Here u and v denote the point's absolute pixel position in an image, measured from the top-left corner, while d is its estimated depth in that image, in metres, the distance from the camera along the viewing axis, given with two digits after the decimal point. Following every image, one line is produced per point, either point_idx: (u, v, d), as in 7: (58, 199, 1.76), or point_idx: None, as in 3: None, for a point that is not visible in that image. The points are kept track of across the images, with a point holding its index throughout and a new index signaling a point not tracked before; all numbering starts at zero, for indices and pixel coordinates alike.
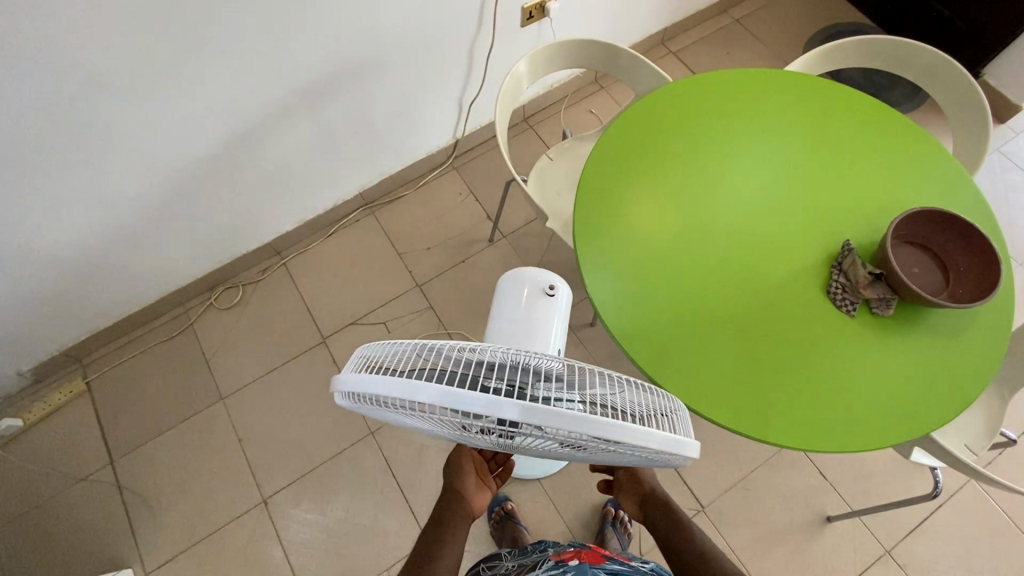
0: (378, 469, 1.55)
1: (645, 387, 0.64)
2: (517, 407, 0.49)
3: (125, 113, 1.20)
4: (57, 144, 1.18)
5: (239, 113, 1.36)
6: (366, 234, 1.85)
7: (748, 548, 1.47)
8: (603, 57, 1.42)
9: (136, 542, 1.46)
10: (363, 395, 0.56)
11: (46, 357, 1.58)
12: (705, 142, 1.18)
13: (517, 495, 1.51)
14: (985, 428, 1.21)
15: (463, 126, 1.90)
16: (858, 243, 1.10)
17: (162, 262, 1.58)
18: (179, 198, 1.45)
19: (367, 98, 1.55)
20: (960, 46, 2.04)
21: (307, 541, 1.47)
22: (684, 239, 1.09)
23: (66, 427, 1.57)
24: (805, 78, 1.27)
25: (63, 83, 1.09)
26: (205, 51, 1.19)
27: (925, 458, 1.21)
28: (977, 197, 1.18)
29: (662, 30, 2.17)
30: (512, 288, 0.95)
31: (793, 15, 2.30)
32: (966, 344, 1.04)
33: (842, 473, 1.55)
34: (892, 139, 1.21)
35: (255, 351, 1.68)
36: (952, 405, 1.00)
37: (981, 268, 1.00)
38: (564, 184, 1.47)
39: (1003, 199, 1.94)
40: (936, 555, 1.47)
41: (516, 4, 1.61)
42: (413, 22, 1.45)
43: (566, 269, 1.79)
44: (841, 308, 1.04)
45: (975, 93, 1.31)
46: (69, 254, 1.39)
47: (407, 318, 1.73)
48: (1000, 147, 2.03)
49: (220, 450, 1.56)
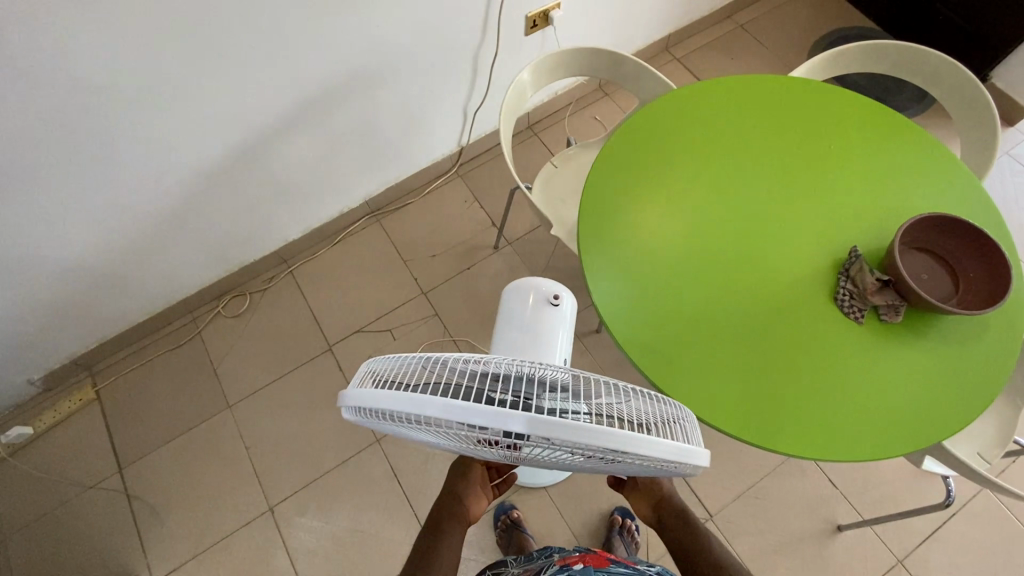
0: (384, 477, 1.55)
1: (651, 397, 0.64)
2: (525, 420, 0.49)
3: (134, 122, 1.22)
4: (67, 153, 1.19)
5: (248, 122, 1.38)
6: (371, 241, 1.86)
7: (758, 556, 1.46)
8: (606, 66, 1.42)
9: (144, 549, 1.46)
10: (370, 410, 0.56)
11: (56, 365, 1.59)
12: (712, 149, 1.18)
13: (523, 503, 1.51)
14: (998, 436, 1.19)
15: (468, 134, 1.91)
16: (865, 248, 1.09)
17: (171, 271, 1.59)
18: (188, 207, 1.46)
19: (374, 105, 1.56)
20: (967, 50, 2.03)
21: (314, 549, 1.47)
22: (688, 245, 1.09)
23: (76, 436, 1.58)
24: (811, 82, 1.27)
25: (78, 95, 1.11)
26: (214, 62, 1.21)
27: (936, 466, 1.20)
28: (987, 202, 1.17)
29: (667, 36, 2.17)
30: (517, 297, 0.95)
31: (797, 20, 2.30)
32: (976, 352, 1.03)
33: (852, 481, 1.54)
34: (900, 143, 1.21)
35: (261, 359, 1.69)
36: (965, 415, 0.98)
37: (992, 274, 0.99)
38: (569, 192, 1.47)
39: (1013, 201, 1.92)
40: (949, 563, 1.45)
41: (520, 13, 1.61)
42: (419, 30, 1.46)
43: (571, 276, 1.79)
44: (850, 315, 1.03)
45: (982, 98, 1.30)
46: (79, 263, 1.40)
47: (413, 325, 1.74)
48: (1008, 151, 2.02)
49: (228, 458, 1.56)
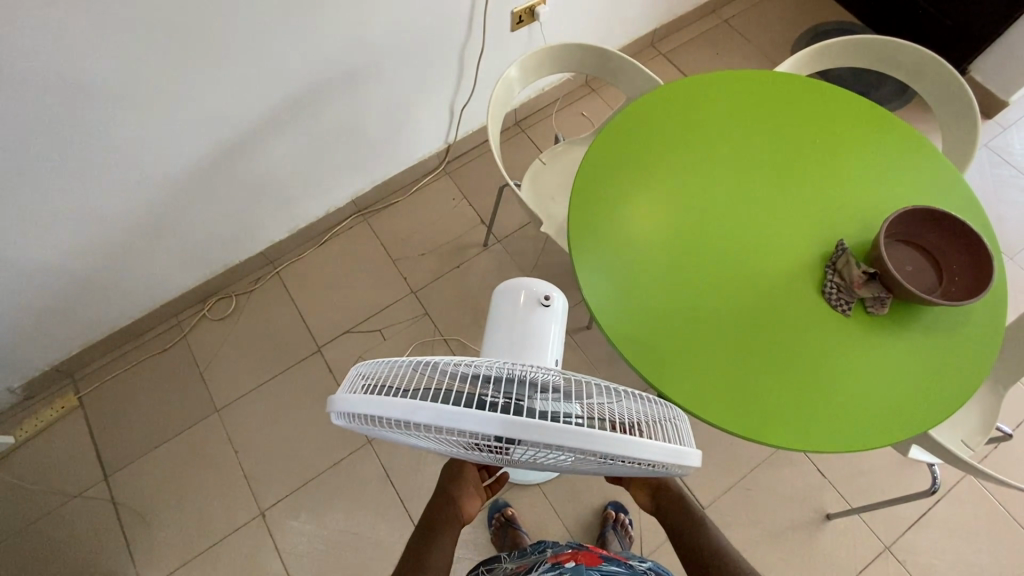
0: (377, 478, 1.54)
1: (645, 397, 0.65)
2: (514, 425, 0.49)
3: (114, 127, 1.20)
4: (45, 158, 1.17)
5: (231, 121, 1.36)
6: (358, 241, 1.84)
7: (750, 546, 1.48)
8: (594, 62, 1.41)
9: (132, 557, 1.44)
10: (361, 416, 0.55)
11: (36, 373, 1.56)
12: (697, 144, 1.19)
13: (516, 501, 1.51)
14: (981, 422, 1.22)
15: (455, 131, 1.90)
16: (852, 242, 1.10)
17: (154, 274, 1.57)
18: (169, 210, 1.44)
19: (359, 103, 1.55)
20: (948, 43, 2.06)
21: (306, 551, 1.46)
22: (676, 240, 1.09)
23: (59, 445, 1.55)
24: (793, 77, 1.28)
25: (54, 99, 1.09)
26: (195, 65, 1.20)
27: (923, 454, 1.22)
28: (964, 193, 1.19)
29: (653, 31, 2.18)
30: (508, 298, 0.95)
31: (780, 15, 2.31)
32: (959, 342, 1.05)
33: (840, 471, 1.56)
34: (879, 136, 1.22)
35: (250, 362, 1.67)
36: (946, 404, 1.00)
37: (974, 265, 1.01)
38: (558, 189, 1.47)
39: (993, 192, 1.96)
40: (935, 548, 1.49)
41: (506, 9, 1.61)
42: (405, 27, 1.45)
43: (561, 273, 1.80)
44: (836, 308, 1.04)
45: (962, 90, 1.32)
46: (59, 268, 1.37)
47: (403, 324, 1.73)
48: (989, 143, 2.05)
49: (216, 462, 1.54)
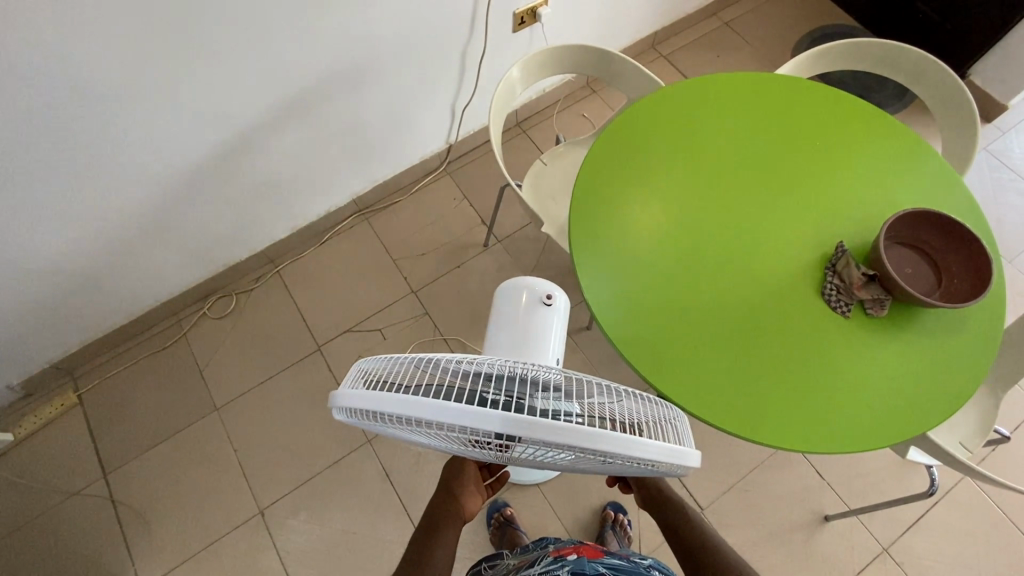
0: (377, 477, 1.55)
1: (645, 397, 0.66)
2: (515, 422, 0.49)
3: (116, 124, 1.20)
4: (47, 155, 1.17)
5: (234, 119, 1.36)
6: (359, 240, 1.84)
7: (749, 547, 1.48)
8: (596, 62, 1.42)
9: (131, 554, 1.44)
10: (363, 411, 0.55)
11: (36, 370, 1.56)
12: (698, 145, 1.19)
13: (516, 501, 1.51)
14: (979, 424, 1.22)
15: (456, 131, 1.90)
16: (851, 243, 1.10)
17: (154, 272, 1.57)
18: (170, 207, 1.44)
19: (362, 102, 1.55)
20: (948, 47, 2.07)
21: (306, 550, 1.46)
22: (675, 240, 1.10)
23: (58, 442, 1.55)
24: (794, 80, 1.28)
25: (57, 95, 1.09)
26: (199, 62, 1.20)
27: (922, 456, 1.22)
28: (963, 197, 1.19)
29: (654, 33, 2.19)
30: (510, 296, 0.95)
31: (781, 17, 2.32)
32: (956, 345, 1.05)
33: (839, 472, 1.57)
34: (878, 139, 1.23)
35: (250, 360, 1.67)
36: (943, 407, 1.00)
37: (972, 268, 1.02)
38: (559, 189, 1.47)
39: (992, 196, 1.97)
40: (933, 550, 1.49)
41: (508, 9, 1.61)
42: (408, 27, 1.46)
43: (562, 273, 1.80)
44: (835, 309, 1.05)
45: (962, 94, 1.33)
46: (60, 265, 1.37)
47: (404, 324, 1.73)
48: (988, 147, 2.06)
49: (216, 461, 1.54)
